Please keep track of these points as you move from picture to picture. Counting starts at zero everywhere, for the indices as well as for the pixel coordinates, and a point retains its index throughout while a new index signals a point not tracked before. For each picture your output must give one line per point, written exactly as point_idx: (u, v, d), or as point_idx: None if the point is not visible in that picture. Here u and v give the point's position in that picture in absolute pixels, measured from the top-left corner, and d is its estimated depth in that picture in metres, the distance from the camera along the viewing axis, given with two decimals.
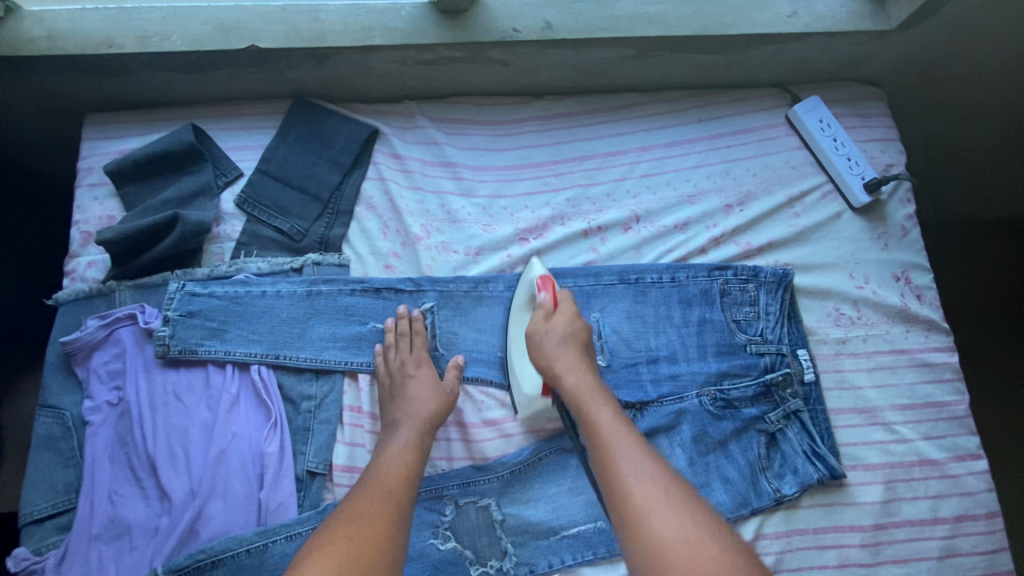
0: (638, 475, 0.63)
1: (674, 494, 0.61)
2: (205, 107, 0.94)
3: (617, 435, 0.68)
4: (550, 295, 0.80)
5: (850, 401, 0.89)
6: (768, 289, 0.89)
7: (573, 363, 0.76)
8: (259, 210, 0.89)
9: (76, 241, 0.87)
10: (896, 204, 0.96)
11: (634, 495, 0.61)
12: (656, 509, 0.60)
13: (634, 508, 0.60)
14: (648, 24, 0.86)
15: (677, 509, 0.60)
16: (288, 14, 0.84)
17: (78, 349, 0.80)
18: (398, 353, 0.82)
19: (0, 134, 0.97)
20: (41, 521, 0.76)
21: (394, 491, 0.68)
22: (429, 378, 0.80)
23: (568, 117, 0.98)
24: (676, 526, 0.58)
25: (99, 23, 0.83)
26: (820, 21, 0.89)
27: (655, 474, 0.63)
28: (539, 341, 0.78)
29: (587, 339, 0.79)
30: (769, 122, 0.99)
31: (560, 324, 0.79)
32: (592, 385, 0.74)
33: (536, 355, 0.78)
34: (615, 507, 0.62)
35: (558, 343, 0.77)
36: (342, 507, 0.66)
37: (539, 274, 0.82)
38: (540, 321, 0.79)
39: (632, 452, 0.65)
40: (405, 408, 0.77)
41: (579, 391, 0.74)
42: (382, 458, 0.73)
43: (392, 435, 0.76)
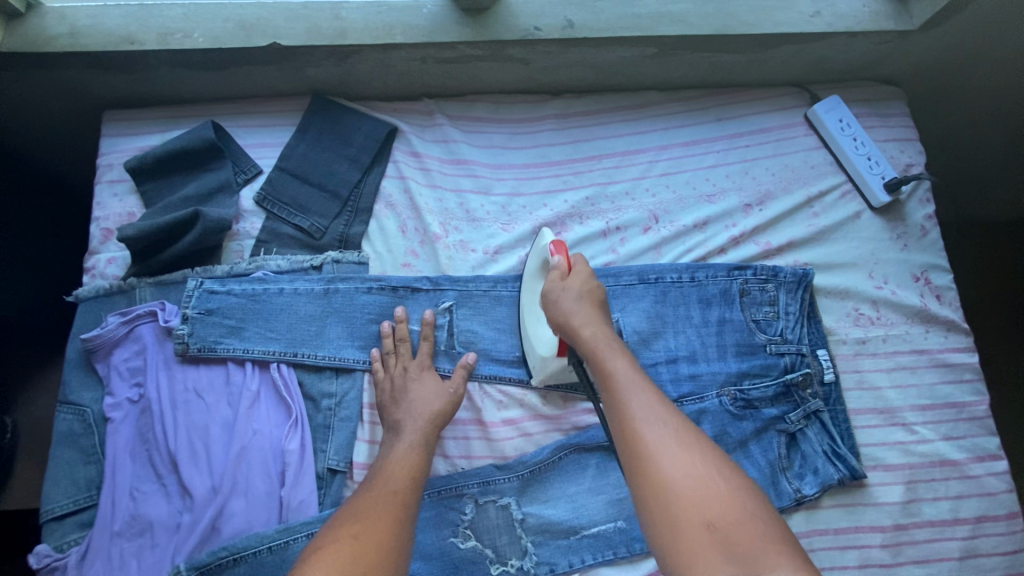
0: (651, 419, 0.61)
1: (686, 439, 0.59)
2: (224, 104, 0.94)
3: (631, 381, 0.64)
4: (564, 260, 0.77)
5: (870, 401, 0.88)
6: (788, 288, 0.89)
7: (587, 314, 0.73)
8: (278, 208, 0.89)
9: (95, 238, 0.87)
10: (915, 203, 0.96)
11: (646, 439, 0.59)
12: (668, 453, 0.58)
13: (646, 451, 0.58)
14: (669, 24, 0.87)
15: (689, 451, 0.58)
16: (310, 12, 0.84)
17: (99, 346, 0.80)
18: (399, 359, 0.82)
19: (21, 128, 0.97)
20: (63, 517, 0.76)
21: (399, 490, 0.66)
22: (431, 382, 0.80)
23: (587, 115, 0.98)
24: (688, 469, 0.57)
25: (120, 20, 0.83)
26: (842, 20, 0.89)
27: (668, 419, 0.61)
28: (554, 299, 0.75)
29: (602, 296, 0.76)
30: (788, 122, 0.99)
31: (574, 284, 0.75)
32: (607, 335, 0.71)
33: (551, 311, 0.75)
34: (626, 450, 0.60)
35: (572, 297, 0.74)
36: (348, 505, 0.65)
37: (551, 240, 0.79)
38: (556, 280, 0.76)
39: (645, 397, 0.63)
40: (407, 409, 0.77)
41: (594, 340, 0.70)
42: (391, 456, 0.72)
43: (396, 437, 0.74)
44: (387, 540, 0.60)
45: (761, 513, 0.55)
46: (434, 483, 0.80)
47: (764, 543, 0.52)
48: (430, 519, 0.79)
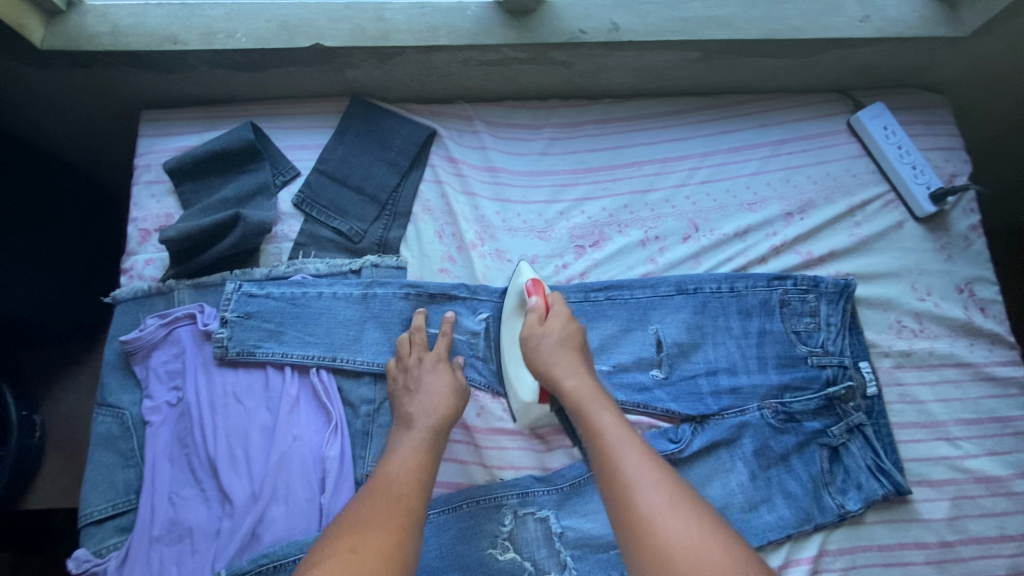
0: (643, 480, 0.58)
1: (679, 499, 0.57)
2: (262, 105, 0.93)
3: (619, 439, 0.63)
4: (541, 299, 0.77)
5: (913, 415, 0.87)
6: (830, 298, 0.87)
7: (570, 365, 0.72)
8: (317, 210, 0.88)
9: (133, 239, 0.86)
10: (960, 214, 0.94)
11: (639, 502, 0.57)
12: (663, 518, 0.55)
13: (639, 518, 0.56)
14: (716, 28, 0.85)
15: (684, 514, 0.56)
16: (352, 13, 0.83)
17: (138, 348, 0.80)
18: (415, 349, 0.79)
19: (66, 122, 0.98)
20: (102, 521, 0.75)
21: (404, 495, 0.63)
22: (446, 374, 0.77)
23: (625, 120, 0.97)
24: (684, 536, 0.54)
25: (162, 19, 0.82)
26: (892, 26, 0.87)
27: (660, 478, 0.59)
28: (535, 345, 0.74)
29: (582, 341, 0.75)
30: (831, 129, 0.98)
31: (554, 328, 0.75)
32: (592, 386, 0.70)
33: (534, 360, 0.74)
34: (619, 516, 0.57)
35: (555, 348, 0.73)
36: (348, 511, 0.62)
37: (528, 278, 0.80)
38: (535, 323, 0.76)
39: (636, 456, 0.61)
40: (420, 402, 0.74)
41: (579, 394, 0.69)
42: (396, 454, 0.69)
43: (405, 433, 0.72)
44: (390, 551, 0.57)
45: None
46: (473, 493, 0.79)
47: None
48: (468, 529, 0.78)
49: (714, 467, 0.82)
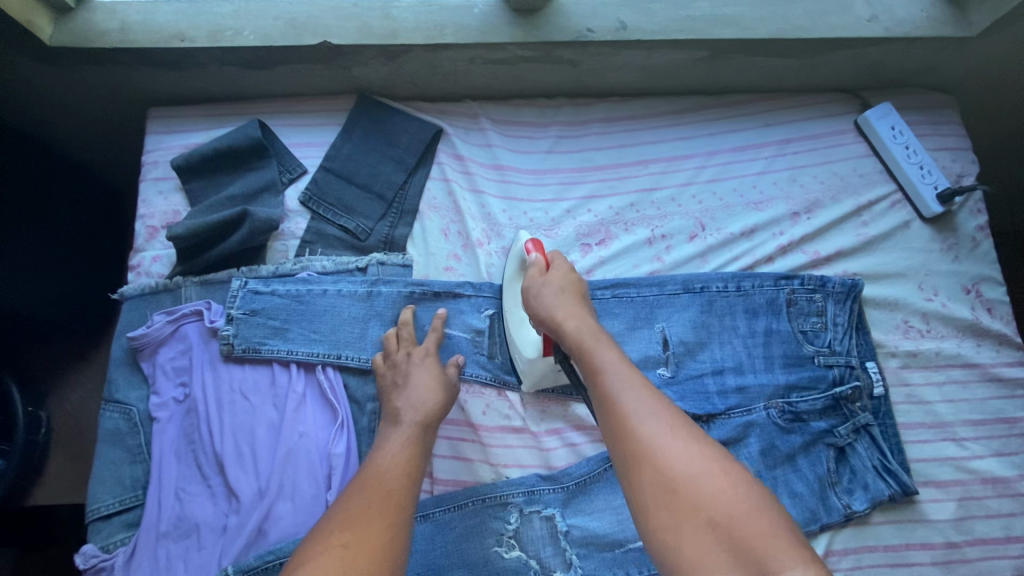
0: (648, 416, 0.57)
1: (682, 431, 0.57)
2: (270, 103, 0.93)
3: (621, 374, 0.61)
4: (540, 255, 0.76)
5: (919, 415, 0.86)
6: (836, 299, 0.87)
7: (569, 307, 0.70)
8: (324, 208, 0.88)
9: (140, 236, 0.86)
10: (967, 214, 0.94)
11: (642, 436, 0.56)
12: (667, 450, 0.55)
13: (643, 451, 0.55)
14: (724, 27, 0.85)
15: (686, 445, 0.55)
16: (360, 10, 0.83)
17: (145, 344, 0.80)
18: (403, 343, 0.79)
19: (79, 121, 0.99)
20: (109, 517, 0.76)
21: (393, 491, 0.63)
22: (434, 368, 0.77)
23: (631, 119, 0.97)
24: (688, 466, 0.54)
25: (170, 17, 0.82)
26: (900, 25, 0.87)
27: (663, 412, 0.58)
28: (535, 292, 0.72)
29: (581, 286, 0.74)
30: (838, 128, 0.97)
31: (553, 274, 0.73)
32: (592, 325, 0.68)
33: (534, 306, 0.72)
34: (622, 448, 0.57)
35: (553, 291, 0.71)
36: (336, 509, 0.62)
37: (527, 240, 0.79)
38: (535, 274, 0.74)
39: (638, 391, 0.59)
40: (407, 398, 0.74)
41: (579, 332, 0.67)
42: (386, 449, 0.69)
43: (392, 430, 0.71)
44: (380, 548, 0.57)
45: (767, 508, 0.52)
46: (479, 491, 0.79)
47: (773, 536, 0.50)
48: (474, 527, 0.78)
49: None
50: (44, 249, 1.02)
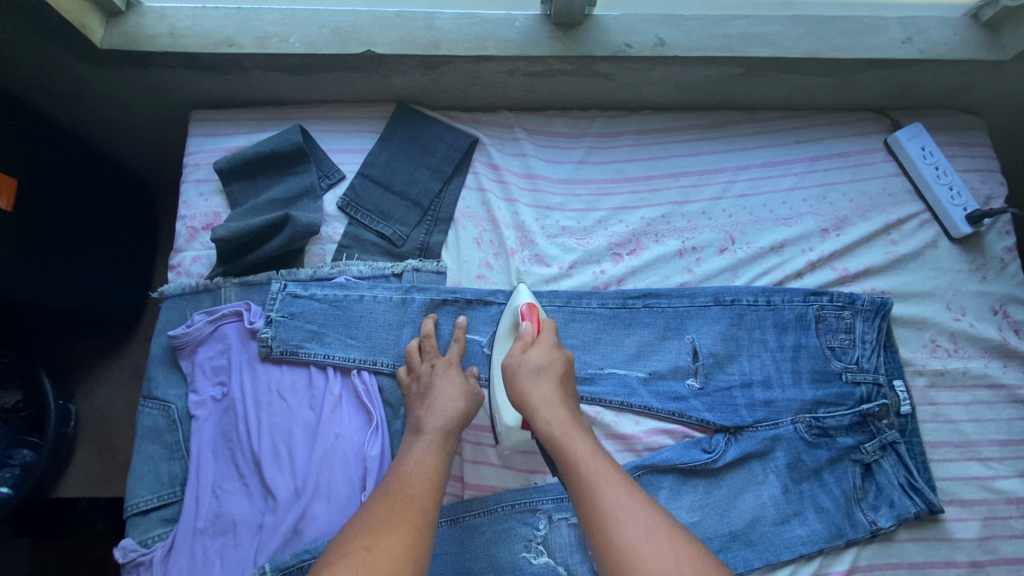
0: (626, 517, 0.60)
1: (661, 531, 0.59)
2: (310, 109, 0.95)
3: (599, 475, 0.64)
4: (532, 325, 0.77)
5: (945, 434, 0.87)
6: (865, 316, 0.87)
7: (549, 397, 0.71)
8: (361, 213, 0.89)
9: (181, 236, 0.88)
10: (996, 235, 0.95)
11: (622, 540, 0.58)
12: (647, 556, 0.57)
13: (622, 557, 0.57)
14: (760, 45, 0.87)
15: (664, 547, 0.58)
16: (404, 22, 0.85)
17: (185, 343, 0.82)
18: (427, 357, 0.80)
19: (127, 125, 1.03)
20: (147, 512, 0.77)
21: (417, 496, 0.65)
22: (456, 378, 0.78)
23: (663, 132, 0.99)
24: (666, 569, 0.56)
25: (218, 23, 0.84)
26: (934, 48, 0.89)
27: (641, 512, 0.61)
28: (514, 374, 0.73)
29: (565, 369, 0.75)
30: (867, 147, 0.98)
31: (537, 356, 0.74)
32: (568, 420, 0.70)
33: (512, 389, 0.73)
34: (603, 552, 0.59)
35: (534, 376, 0.72)
36: (363, 513, 0.64)
37: (523, 303, 0.80)
38: (517, 352, 0.76)
39: (616, 492, 0.62)
40: (430, 405, 0.75)
41: (556, 427, 0.69)
42: (409, 456, 0.70)
43: (416, 437, 0.73)
44: (402, 553, 0.59)
45: None
46: (509, 496, 0.80)
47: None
48: (503, 532, 0.79)
49: (745, 480, 0.82)
50: (102, 247, 1.04)
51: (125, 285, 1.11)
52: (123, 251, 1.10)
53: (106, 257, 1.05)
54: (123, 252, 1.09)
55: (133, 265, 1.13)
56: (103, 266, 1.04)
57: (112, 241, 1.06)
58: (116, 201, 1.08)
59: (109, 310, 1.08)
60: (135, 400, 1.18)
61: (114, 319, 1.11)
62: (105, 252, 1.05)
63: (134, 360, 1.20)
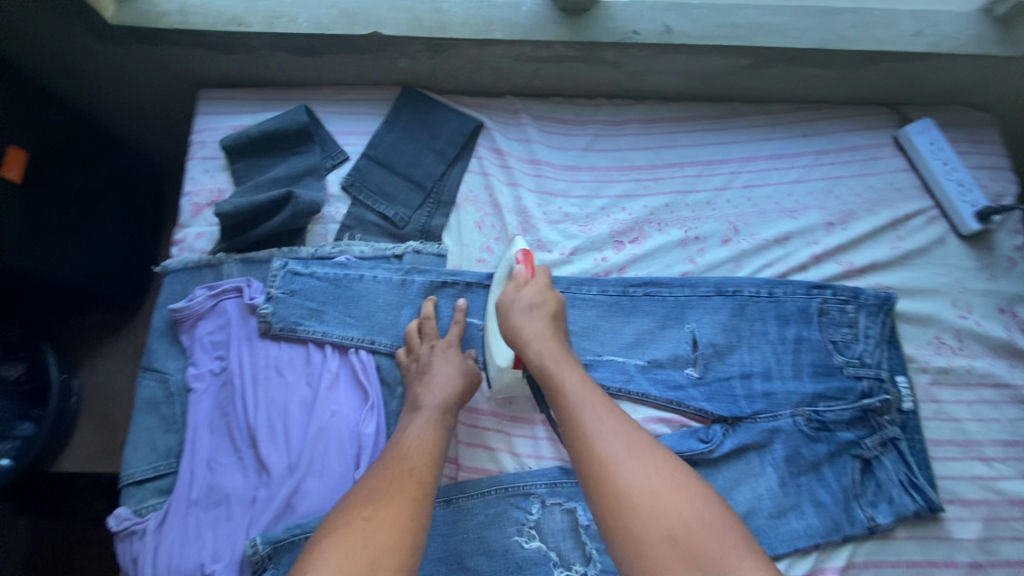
0: (606, 433, 0.62)
1: (640, 446, 0.62)
2: (317, 90, 0.96)
3: (584, 397, 0.67)
4: (526, 268, 0.80)
5: (948, 432, 0.86)
6: (869, 311, 0.86)
7: (541, 330, 0.74)
8: (364, 194, 0.90)
9: (186, 212, 0.89)
10: (1004, 234, 0.93)
11: (601, 451, 0.61)
12: (624, 465, 0.60)
13: (601, 466, 0.60)
14: (768, 35, 0.86)
15: (643, 460, 0.60)
16: (411, 4, 0.86)
17: (186, 316, 0.82)
18: (426, 339, 0.80)
19: (140, 105, 1.05)
20: (142, 483, 0.77)
21: (415, 470, 0.65)
22: (456, 359, 0.78)
23: (670, 122, 0.98)
24: (643, 477, 0.59)
25: (229, 2, 0.85)
26: (944, 42, 0.88)
27: (622, 429, 0.63)
28: (507, 311, 0.77)
29: (557, 308, 0.77)
30: (876, 142, 0.98)
31: (529, 294, 0.77)
32: (558, 350, 0.73)
33: (506, 324, 0.76)
34: (583, 463, 0.62)
35: (527, 311, 0.75)
36: (361, 484, 0.64)
37: (517, 249, 0.81)
38: (511, 291, 0.78)
39: (599, 410, 0.65)
40: (428, 384, 0.75)
41: (546, 356, 0.72)
42: (407, 433, 0.71)
43: (413, 415, 0.73)
44: (403, 522, 0.59)
45: (720, 520, 0.57)
46: (502, 479, 0.80)
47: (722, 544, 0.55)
48: (495, 515, 0.79)
49: (742, 471, 0.82)
50: (110, 220, 1.05)
51: (133, 262, 1.13)
52: (133, 225, 1.12)
53: (114, 234, 1.07)
54: (130, 231, 1.11)
55: (142, 240, 1.15)
56: (114, 239, 1.07)
57: (122, 217, 1.08)
58: (126, 179, 1.10)
59: (117, 283, 1.11)
60: (137, 375, 1.20)
61: (123, 291, 1.13)
62: (113, 229, 1.06)
63: (136, 338, 1.22)
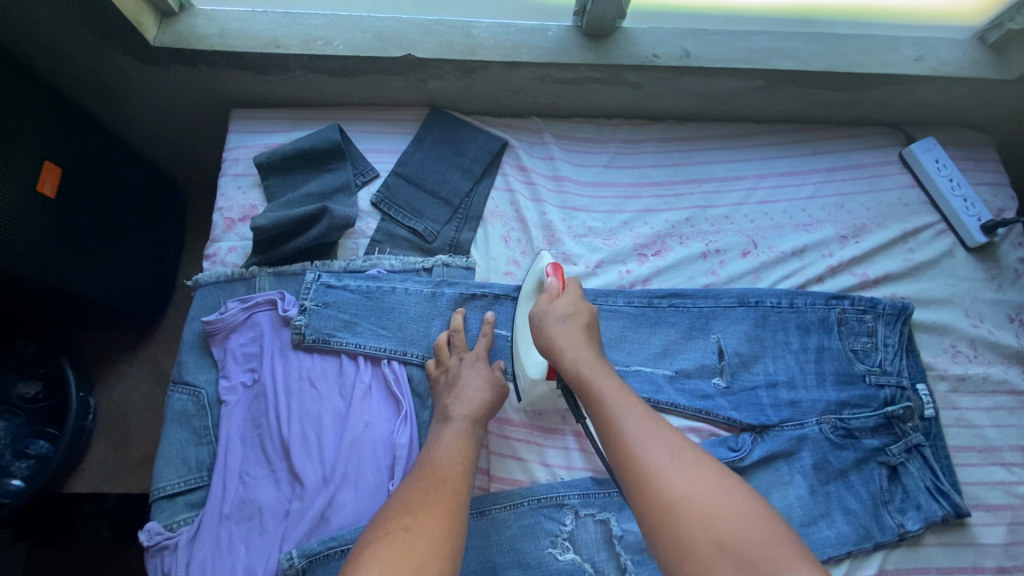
0: (647, 440, 0.60)
1: (683, 454, 0.60)
2: (348, 111, 0.99)
3: (624, 406, 0.64)
4: (557, 281, 0.79)
5: (968, 439, 0.87)
6: (886, 320, 0.89)
7: (575, 339, 0.73)
8: (394, 210, 0.92)
9: (218, 227, 0.90)
10: (1009, 246, 0.97)
11: (643, 458, 0.59)
12: (666, 470, 0.58)
13: (644, 474, 0.58)
14: (780, 59, 0.91)
15: (687, 467, 0.58)
16: (442, 29, 0.90)
17: (218, 329, 0.83)
18: (456, 350, 0.81)
19: (167, 123, 1.06)
20: (173, 497, 0.77)
21: (450, 478, 0.66)
22: (484, 369, 0.79)
23: (686, 141, 1.02)
24: (690, 485, 0.57)
25: (267, 26, 0.89)
26: (944, 66, 0.94)
27: (663, 436, 0.61)
28: (540, 322, 0.76)
29: (591, 318, 0.76)
30: (883, 159, 1.02)
31: (562, 305, 0.76)
32: (594, 359, 0.71)
33: (539, 335, 0.75)
34: (626, 472, 0.60)
35: (560, 322, 0.74)
36: (397, 494, 0.65)
37: (546, 263, 0.82)
38: (544, 303, 0.77)
39: (639, 418, 0.63)
40: (458, 395, 0.76)
41: (582, 365, 0.70)
42: (439, 442, 0.71)
43: (445, 425, 0.73)
44: (441, 530, 0.59)
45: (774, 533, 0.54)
46: (535, 491, 0.80)
47: (778, 551, 0.52)
48: (529, 527, 0.78)
49: (772, 479, 0.82)
50: (133, 234, 1.06)
51: (153, 280, 1.14)
52: (156, 243, 1.13)
53: (140, 247, 1.08)
54: (153, 242, 1.13)
55: (161, 259, 1.16)
56: (138, 257, 1.08)
57: (144, 233, 1.09)
58: (148, 194, 1.11)
59: (138, 304, 1.11)
60: (151, 395, 1.18)
61: (143, 308, 1.13)
62: (138, 242, 1.08)
63: (153, 356, 1.21)
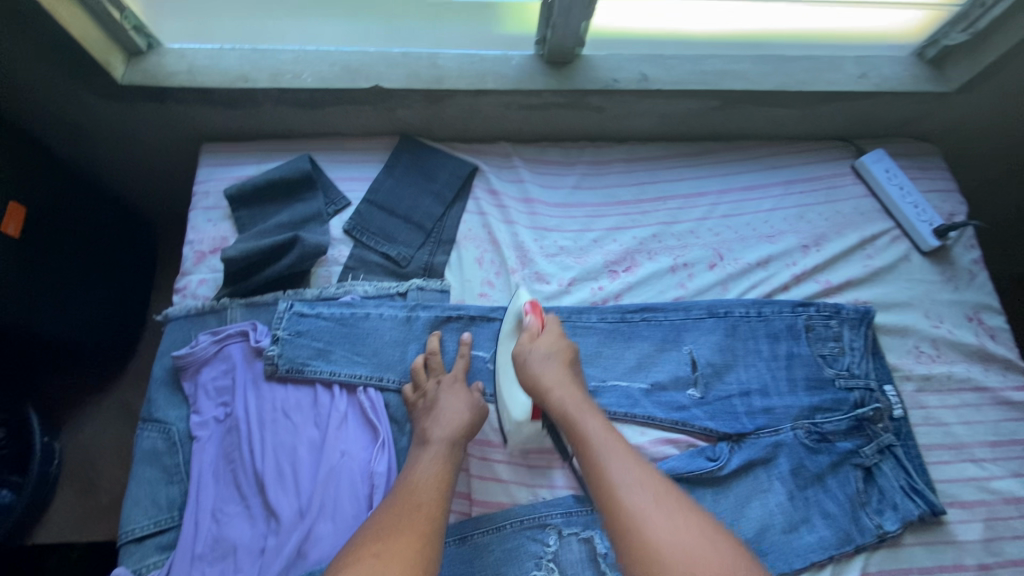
0: (630, 482, 0.63)
1: (664, 496, 0.62)
2: (319, 141, 1.00)
3: (608, 446, 0.67)
4: (536, 319, 0.81)
5: (938, 437, 0.89)
6: (851, 324, 0.92)
7: (560, 379, 0.75)
8: (367, 236, 0.93)
9: (189, 260, 0.90)
10: (962, 249, 1.02)
11: (626, 501, 0.62)
12: (649, 513, 0.60)
13: (628, 516, 0.61)
14: (733, 80, 0.96)
15: (669, 509, 0.61)
16: (409, 60, 0.93)
17: (189, 363, 0.82)
18: (432, 373, 0.81)
19: (137, 159, 1.06)
20: (142, 539, 0.74)
21: (423, 503, 0.65)
22: (462, 392, 0.79)
23: (650, 161, 1.06)
24: (671, 528, 0.59)
25: (235, 61, 0.90)
26: (886, 82, 0.99)
27: (645, 479, 0.64)
28: (524, 361, 0.78)
29: (572, 355, 0.79)
30: (837, 171, 1.07)
31: (545, 344, 0.78)
32: (580, 399, 0.74)
33: (523, 376, 0.77)
34: (610, 513, 0.62)
35: (545, 361, 0.77)
36: (369, 522, 0.63)
37: (525, 301, 0.84)
38: (526, 341, 0.79)
39: (622, 459, 0.66)
40: (435, 418, 0.75)
41: (568, 405, 0.73)
42: (415, 468, 0.70)
43: (422, 450, 0.73)
44: (413, 556, 0.58)
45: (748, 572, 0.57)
46: (517, 512, 0.79)
47: None
48: (512, 550, 0.77)
49: (751, 487, 0.83)
50: (103, 272, 1.05)
51: (121, 317, 1.11)
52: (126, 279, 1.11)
53: (107, 284, 1.06)
54: (122, 278, 1.10)
55: (130, 294, 1.13)
56: (105, 295, 1.05)
57: (113, 269, 1.08)
58: (119, 231, 1.10)
59: (103, 342, 1.08)
60: (122, 435, 1.15)
61: (109, 345, 1.10)
62: (106, 278, 1.06)
63: (123, 397, 1.18)
